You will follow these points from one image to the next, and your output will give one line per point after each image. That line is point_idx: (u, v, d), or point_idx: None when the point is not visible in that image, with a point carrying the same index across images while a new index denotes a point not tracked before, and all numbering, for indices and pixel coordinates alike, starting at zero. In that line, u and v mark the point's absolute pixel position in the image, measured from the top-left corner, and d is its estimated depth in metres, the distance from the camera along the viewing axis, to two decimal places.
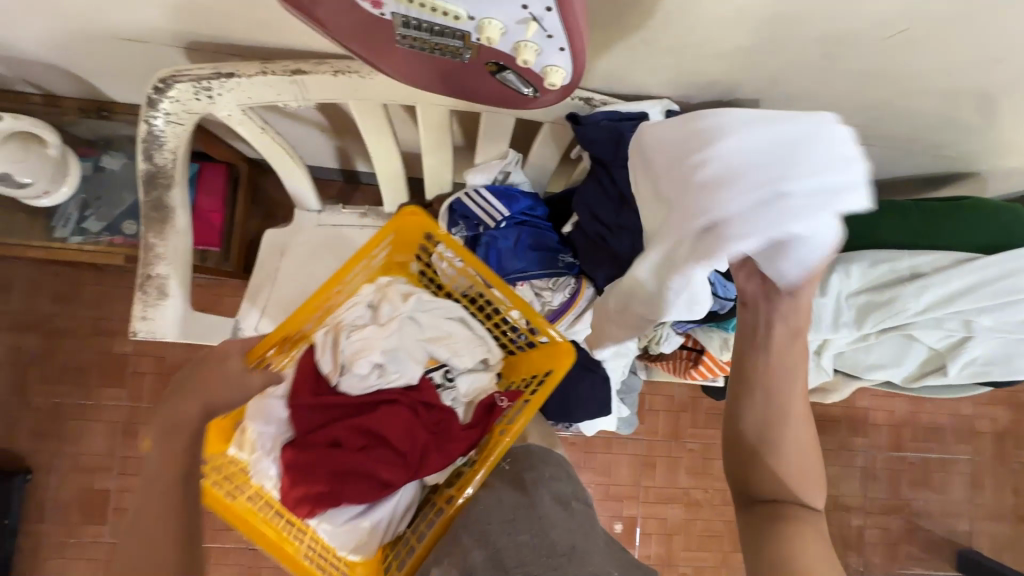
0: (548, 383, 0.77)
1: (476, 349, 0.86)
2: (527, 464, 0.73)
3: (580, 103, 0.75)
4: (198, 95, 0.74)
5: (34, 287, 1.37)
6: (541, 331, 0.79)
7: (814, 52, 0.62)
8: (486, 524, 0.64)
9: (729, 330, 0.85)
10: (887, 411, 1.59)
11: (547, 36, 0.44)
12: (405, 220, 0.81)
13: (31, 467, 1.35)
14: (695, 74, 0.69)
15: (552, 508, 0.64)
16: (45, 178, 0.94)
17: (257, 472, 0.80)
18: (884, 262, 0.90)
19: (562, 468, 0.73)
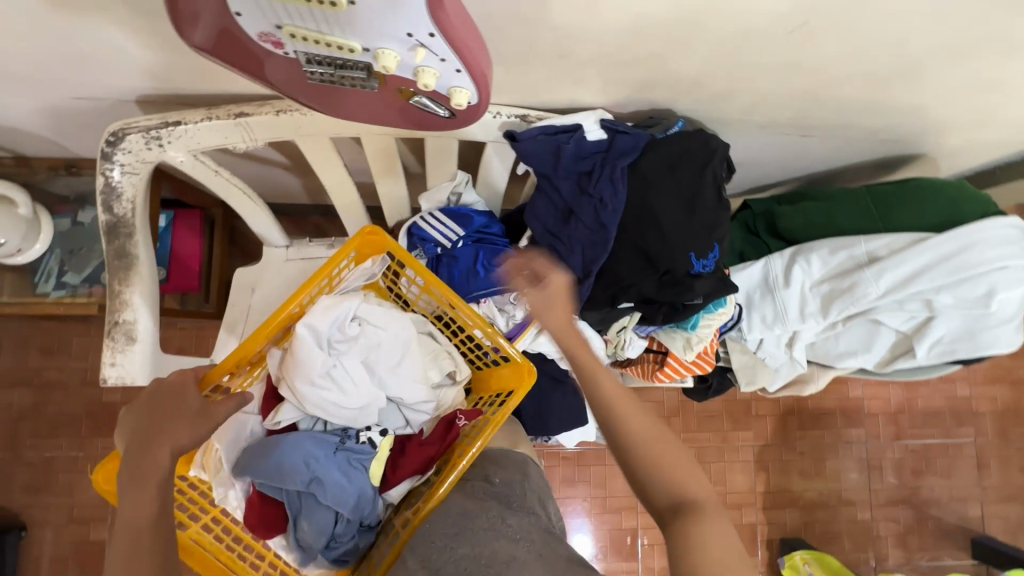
0: (510, 403, 0.77)
1: (443, 362, 0.84)
2: (483, 473, 0.76)
3: (515, 120, 0.77)
4: (150, 145, 0.77)
5: (22, 343, 1.40)
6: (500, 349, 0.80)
7: (726, 52, 0.64)
8: (430, 545, 0.65)
9: (691, 330, 0.85)
10: (882, 398, 1.57)
11: (441, 61, 0.46)
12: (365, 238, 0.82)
13: (26, 522, 1.36)
14: (618, 83, 0.72)
15: (500, 523, 0.66)
16: (17, 236, 0.97)
17: (219, 494, 0.75)
18: (840, 250, 0.94)
19: (514, 470, 0.77)
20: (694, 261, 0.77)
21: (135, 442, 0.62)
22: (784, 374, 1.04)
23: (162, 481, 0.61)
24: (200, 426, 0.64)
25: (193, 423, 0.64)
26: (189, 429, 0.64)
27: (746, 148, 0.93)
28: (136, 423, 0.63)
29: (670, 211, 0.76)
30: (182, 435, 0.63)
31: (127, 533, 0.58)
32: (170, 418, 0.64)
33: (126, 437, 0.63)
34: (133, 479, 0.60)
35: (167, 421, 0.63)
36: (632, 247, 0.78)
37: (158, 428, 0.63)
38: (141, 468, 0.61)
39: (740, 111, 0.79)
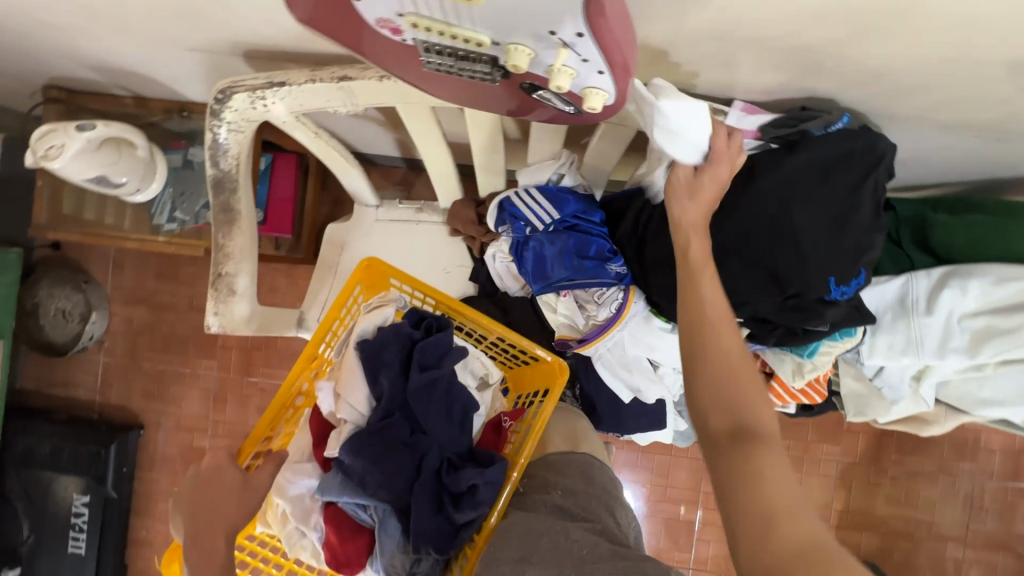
0: (547, 402, 0.74)
1: (475, 365, 0.80)
2: (545, 482, 0.72)
3: (638, 104, 0.66)
4: (254, 104, 0.75)
5: (142, 265, 1.54)
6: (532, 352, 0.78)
7: (931, 40, 0.50)
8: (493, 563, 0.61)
9: (805, 356, 0.76)
10: (1005, 433, 1.38)
11: (584, 60, 0.38)
12: (366, 271, 0.80)
13: (143, 422, 1.55)
14: (772, 68, 0.59)
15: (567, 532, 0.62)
16: (137, 176, 1.02)
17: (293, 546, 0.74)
18: (1010, 281, 0.79)
19: (577, 477, 0.72)
20: (831, 287, 0.66)
21: (190, 536, 0.63)
22: (900, 409, 0.91)
23: (226, 565, 0.63)
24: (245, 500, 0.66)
25: (239, 497, 0.66)
26: (236, 509, 0.66)
27: (909, 146, 0.77)
28: (189, 515, 0.64)
29: (813, 228, 0.65)
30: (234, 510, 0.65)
31: None
32: (215, 504, 0.65)
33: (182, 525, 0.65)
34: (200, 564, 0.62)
35: (213, 507, 0.65)
36: (756, 265, 0.67)
37: (206, 514, 0.64)
38: (205, 558, 0.63)
39: (923, 107, 0.64)
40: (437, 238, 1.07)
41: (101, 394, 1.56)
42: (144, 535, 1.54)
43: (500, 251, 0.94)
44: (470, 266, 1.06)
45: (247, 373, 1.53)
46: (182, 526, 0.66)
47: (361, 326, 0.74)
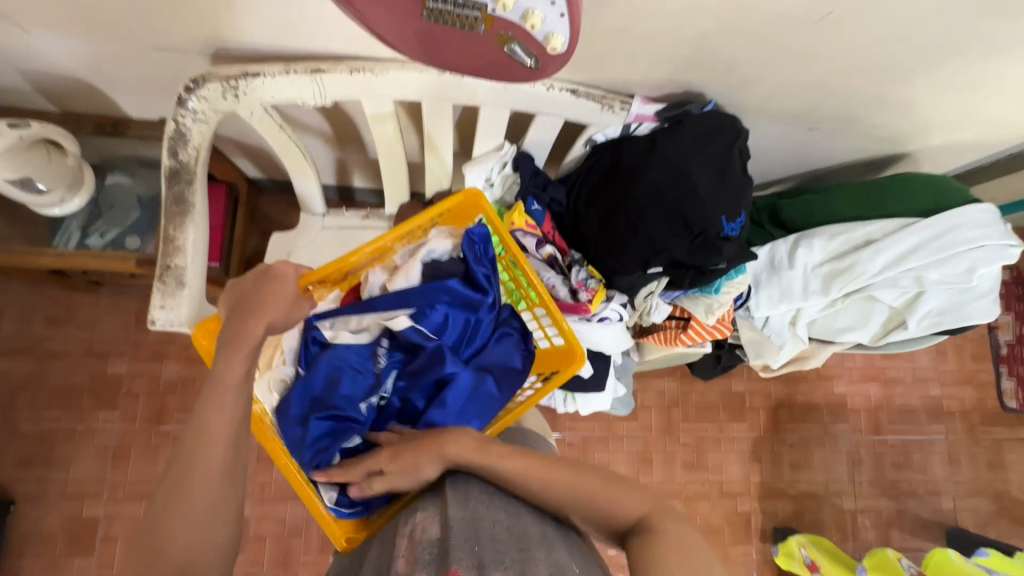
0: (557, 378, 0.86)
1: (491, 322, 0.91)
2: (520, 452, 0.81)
3: (567, 94, 0.85)
4: (226, 94, 0.81)
5: (27, 311, 1.37)
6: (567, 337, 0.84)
7: (759, 37, 0.75)
8: (469, 488, 0.72)
9: (714, 294, 0.95)
10: (863, 394, 1.69)
11: (550, 5, 0.54)
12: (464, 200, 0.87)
13: (14, 497, 1.30)
14: (664, 62, 0.81)
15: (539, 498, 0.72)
16: (60, 186, 0.98)
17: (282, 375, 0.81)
18: (839, 234, 1.04)
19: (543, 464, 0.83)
20: (725, 224, 0.87)
21: (234, 310, 0.68)
22: (787, 351, 1.13)
23: (250, 353, 0.65)
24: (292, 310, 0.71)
25: (286, 310, 0.70)
26: (281, 312, 0.70)
27: (758, 139, 1.04)
28: (238, 292, 0.70)
29: (702, 180, 0.86)
30: (276, 317, 0.68)
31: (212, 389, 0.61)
32: (267, 299, 0.69)
33: (228, 304, 0.69)
34: (226, 340, 0.64)
35: (263, 302, 0.68)
36: (668, 213, 0.86)
37: (256, 303, 0.68)
38: (232, 334, 0.65)
39: (760, 99, 0.90)
40: None
41: None
42: None
43: None
44: None
45: (157, 421, 1.37)
46: (225, 305, 0.69)
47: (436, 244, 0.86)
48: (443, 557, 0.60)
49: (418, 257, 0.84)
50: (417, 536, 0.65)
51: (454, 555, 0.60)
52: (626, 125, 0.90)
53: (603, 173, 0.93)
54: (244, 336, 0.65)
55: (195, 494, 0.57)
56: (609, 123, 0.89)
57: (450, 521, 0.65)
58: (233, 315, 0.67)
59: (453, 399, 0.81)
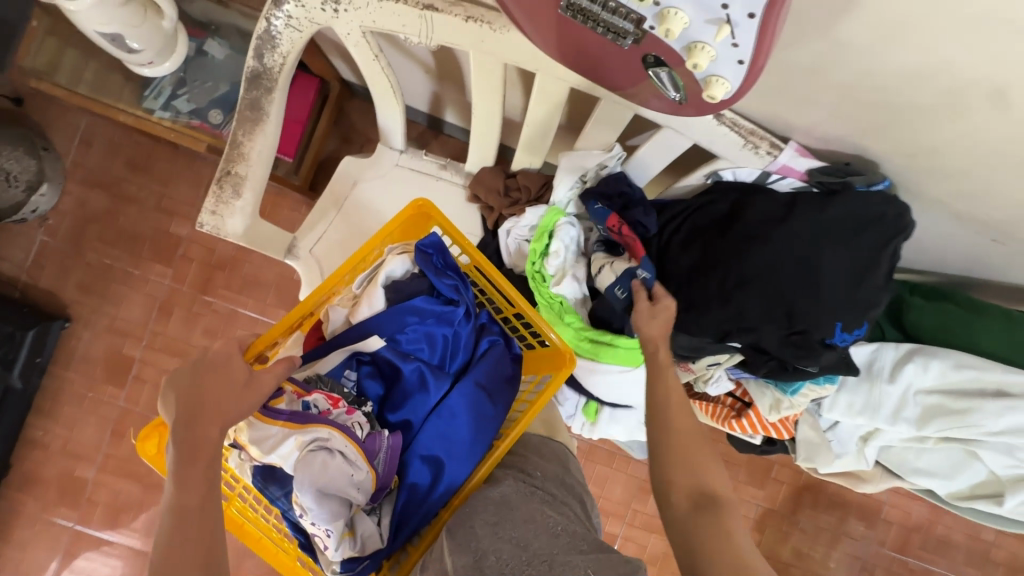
0: (549, 389, 0.74)
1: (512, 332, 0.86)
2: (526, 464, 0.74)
3: (708, 117, 0.68)
4: (325, 6, 0.72)
5: (113, 149, 1.41)
6: (544, 335, 0.75)
7: (990, 126, 0.56)
8: (468, 522, 0.64)
9: (788, 394, 0.81)
10: (904, 509, 1.52)
11: (732, 46, 0.40)
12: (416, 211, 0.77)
13: (71, 315, 1.42)
14: (844, 118, 0.63)
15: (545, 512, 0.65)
16: (152, 49, 0.94)
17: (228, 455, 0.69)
18: (969, 369, 0.86)
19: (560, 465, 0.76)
20: (836, 332, 0.72)
21: (181, 420, 0.57)
22: (843, 463, 0.98)
23: (215, 453, 0.57)
24: (246, 397, 0.60)
25: (240, 395, 0.60)
26: (237, 395, 0.60)
27: (918, 227, 0.84)
28: (178, 398, 0.58)
29: (836, 273, 0.70)
30: (231, 405, 0.59)
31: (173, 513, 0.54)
32: (209, 397, 0.59)
33: (171, 410, 0.58)
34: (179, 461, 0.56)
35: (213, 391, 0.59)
36: (775, 295, 0.72)
37: (200, 403, 0.58)
38: (191, 444, 0.56)
39: (949, 192, 0.70)
40: (453, 200, 1.05)
41: (28, 274, 1.41)
42: (41, 437, 1.42)
43: (516, 228, 0.94)
44: (480, 236, 1.04)
45: (202, 290, 1.43)
46: (169, 410, 0.59)
47: (391, 267, 0.78)
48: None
49: (378, 282, 0.77)
50: None
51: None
52: (766, 171, 0.73)
53: (717, 218, 0.77)
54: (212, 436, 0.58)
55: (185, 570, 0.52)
56: (746, 164, 0.72)
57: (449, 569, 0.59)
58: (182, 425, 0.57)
59: (434, 432, 0.72)
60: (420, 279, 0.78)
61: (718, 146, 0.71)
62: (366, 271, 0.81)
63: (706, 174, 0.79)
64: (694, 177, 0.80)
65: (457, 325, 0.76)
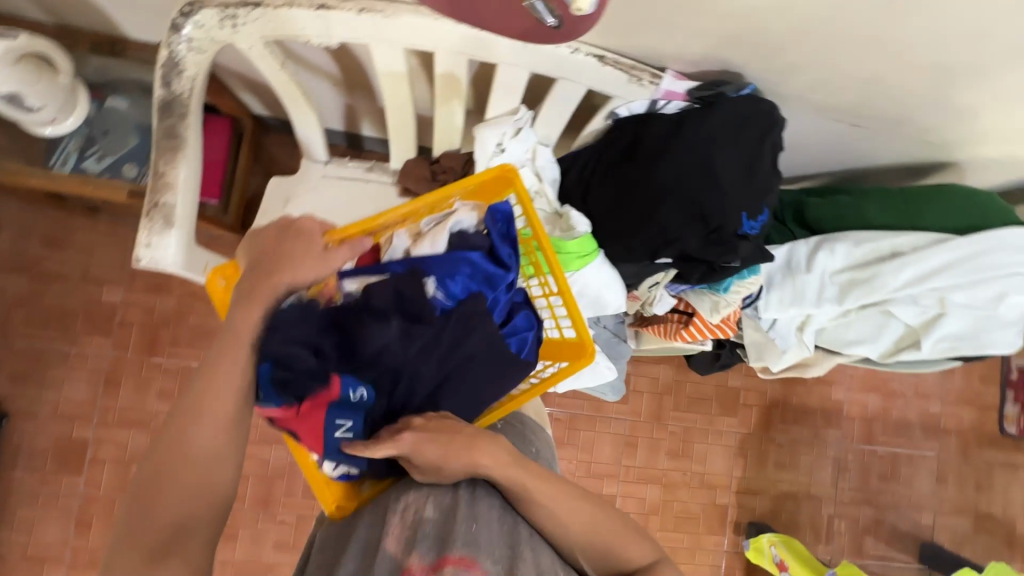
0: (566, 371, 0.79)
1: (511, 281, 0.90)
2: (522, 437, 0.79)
3: (592, 60, 0.77)
4: (224, 23, 0.76)
5: (24, 229, 1.35)
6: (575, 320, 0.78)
7: (812, 14, 0.67)
8: (474, 476, 0.66)
9: (721, 292, 0.90)
10: (860, 403, 1.66)
11: None
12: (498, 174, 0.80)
13: (7, 411, 1.33)
14: (703, 36, 0.74)
15: (540, 483, 0.69)
16: (53, 105, 0.94)
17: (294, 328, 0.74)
18: (866, 242, 0.98)
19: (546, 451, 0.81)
20: (743, 221, 0.81)
21: (259, 265, 0.66)
22: (790, 356, 1.08)
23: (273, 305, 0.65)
24: (318, 268, 0.67)
25: (315, 263, 0.67)
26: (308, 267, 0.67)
27: (793, 129, 0.96)
28: (264, 248, 0.68)
29: (733, 172, 0.80)
30: (302, 272, 0.66)
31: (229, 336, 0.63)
32: (293, 254, 0.67)
33: (251, 256, 0.68)
34: (242, 295, 0.64)
35: (290, 251, 0.67)
36: (686, 202, 0.80)
37: (281, 260, 0.66)
38: (255, 287, 0.65)
39: (805, 86, 0.82)
40: (387, 198, 1.09)
41: None
42: None
43: None
44: None
45: (149, 353, 1.38)
46: (250, 253, 0.68)
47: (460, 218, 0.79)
48: (443, 536, 0.57)
49: (445, 227, 0.78)
50: (409, 518, 0.60)
51: (455, 541, 0.56)
52: (653, 99, 0.83)
53: (624, 151, 0.86)
54: (261, 293, 0.64)
55: (205, 441, 0.59)
56: (636, 97, 0.82)
57: (451, 502, 0.60)
58: (258, 265, 0.66)
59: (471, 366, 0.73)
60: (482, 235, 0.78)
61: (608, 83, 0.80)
62: (436, 216, 0.82)
63: (607, 116, 0.88)
64: (597, 121, 0.89)
65: (500, 291, 0.75)
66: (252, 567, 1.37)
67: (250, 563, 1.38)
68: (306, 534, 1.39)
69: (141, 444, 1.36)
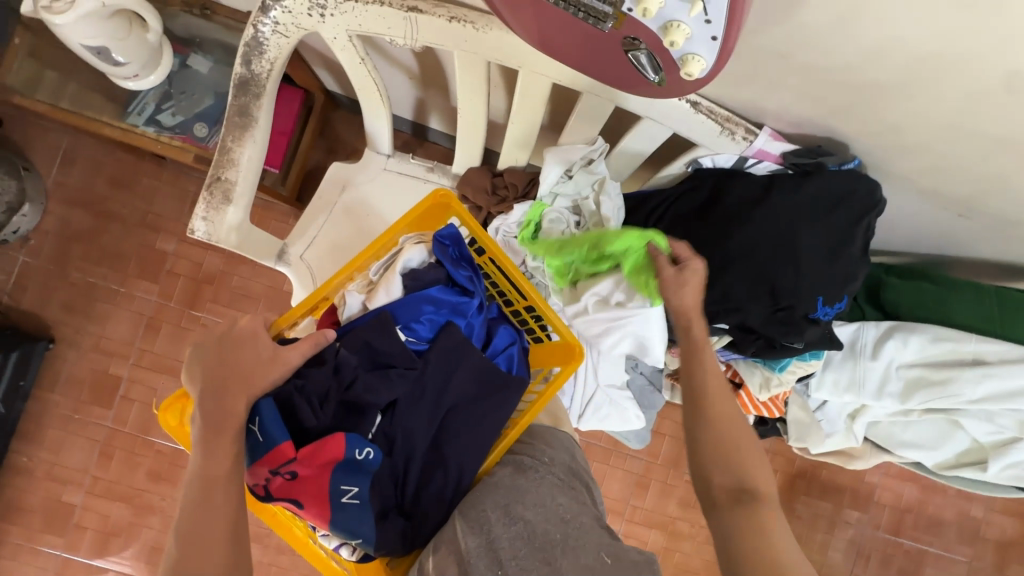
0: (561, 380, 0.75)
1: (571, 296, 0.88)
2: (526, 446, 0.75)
3: (685, 105, 0.71)
4: (312, 11, 0.74)
5: (95, 167, 1.40)
6: (558, 329, 0.77)
7: (945, 101, 0.60)
8: (481, 507, 0.63)
9: (776, 371, 0.84)
10: (895, 491, 1.55)
11: (705, 22, 0.43)
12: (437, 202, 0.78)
13: (55, 337, 1.39)
14: (813, 102, 0.67)
15: (554, 495, 0.65)
16: (138, 61, 0.95)
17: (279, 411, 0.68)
18: (945, 341, 0.89)
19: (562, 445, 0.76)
20: (819, 306, 0.75)
21: (210, 391, 0.61)
22: (834, 442, 1.00)
23: (240, 426, 0.61)
24: (272, 371, 0.64)
25: (267, 368, 0.63)
26: (260, 373, 0.63)
27: (888, 207, 0.88)
28: (208, 370, 0.63)
29: (816, 250, 0.74)
30: (262, 377, 0.63)
31: (201, 482, 0.58)
32: (241, 366, 0.63)
33: (197, 382, 0.63)
34: (202, 433, 0.60)
35: (235, 361, 0.63)
36: (758, 274, 0.74)
37: (231, 373, 0.62)
38: (215, 417, 0.60)
39: (915, 169, 0.74)
40: None
41: (10, 297, 1.39)
42: (26, 462, 1.38)
43: (505, 225, 0.94)
44: None
45: (190, 305, 1.41)
46: (195, 382, 0.63)
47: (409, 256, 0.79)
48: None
49: (396, 269, 0.79)
50: None
51: None
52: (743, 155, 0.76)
53: (698, 205, 0.80)
54: (233, 405, 0.61)
55: None
56: (725, 150, 0.75)
57: (466, 553, 0.59)
58: (207, 390, 0.61)
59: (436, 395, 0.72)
60: (437, 267, 0.80)
61: (697, 133, 0.74)
62: (383, 259, 0.82)
63: (687, 163, 0.82)
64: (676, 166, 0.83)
65: (471, 316, 0.78)
66: (252, 529, 1.40)
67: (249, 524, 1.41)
68: None
69: (170, 390, 1.40)
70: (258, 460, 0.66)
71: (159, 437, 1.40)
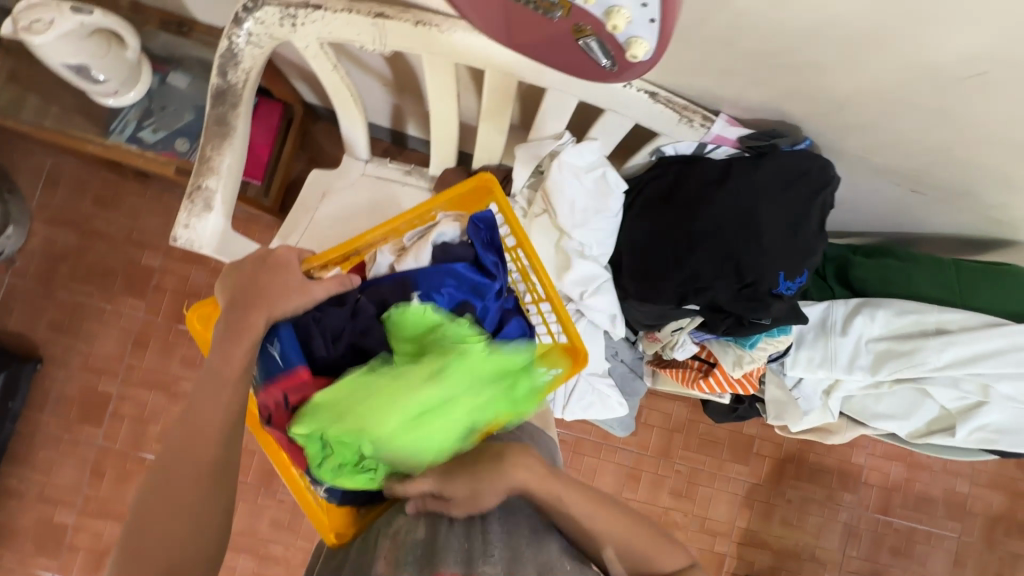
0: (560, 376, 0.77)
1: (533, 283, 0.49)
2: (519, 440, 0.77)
3: (644, 95, 0.75)
4: (283, 21, 0.77)
5: (79, 187, 1.42)
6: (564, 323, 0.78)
7: (882, 78, 0.64)
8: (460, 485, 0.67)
9: (747, 348, 0.86)
10: (881, 470, 1.58)
11: (641, 7, 0.46)
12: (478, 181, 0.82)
13: (42, 357, 1.40)
14: (762, 87, 0.71)
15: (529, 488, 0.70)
16: (118, 78, 0.98)
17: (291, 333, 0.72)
18: (910, 313, 0.93)
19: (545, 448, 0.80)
20: (781, 281, 0.78)
21: (239, 303, 0.66)
22: (811, 419, 1.03)
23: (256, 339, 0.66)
24: (297, 303, 0.67)
25: (296, 299, 0.67)
26: (286, 303, 0.67)
27: (846, 187, 0.92)
28: (242, 284, 0.67)
29: (776, 227, 0.77)
30: (283, 309, 0.67)
31: (212, 377, 0.64)
32: (271, 289, 0.67)
33: (230, 294, 0.67)
34: (225, 331, 0.65)
35: (271, 289, 0.67)
36: (723, 253, 0.77)
37: (259, 296, 0.66)
38: (238, 323, 0.65)
39: (865, 147, 0.78)
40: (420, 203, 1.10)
41: None
42: (16, 484, 1.38)
43: None
44: None
45: (177, 319, 1.43)
46: (229, 291, 0.68)
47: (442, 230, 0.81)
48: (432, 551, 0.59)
49: (428, 240, 0.80)
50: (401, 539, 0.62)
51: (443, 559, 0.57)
52: (702, 142, 0.79)
53: (663, 190, 0.84)
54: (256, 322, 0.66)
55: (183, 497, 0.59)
56: (685, 138, 0.79)
57: (438, 519, 0.62)
58: (239, 301, 0.66)
59: None
60: (465, 245, 0.81)
61: (658, 122, 0.78)
62: (418, 228, 0.85)
63: (651, 152, 0.85)
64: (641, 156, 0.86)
65: (488, 299, 0.76)
66: (246, 540, 1.40)
67: (244, 535, 1.41)
68: (302, 517, 1.42)
69: (159, 405, 1.41)
70: (271, 379, 0.69)
71: (150, 453, 1.40)
